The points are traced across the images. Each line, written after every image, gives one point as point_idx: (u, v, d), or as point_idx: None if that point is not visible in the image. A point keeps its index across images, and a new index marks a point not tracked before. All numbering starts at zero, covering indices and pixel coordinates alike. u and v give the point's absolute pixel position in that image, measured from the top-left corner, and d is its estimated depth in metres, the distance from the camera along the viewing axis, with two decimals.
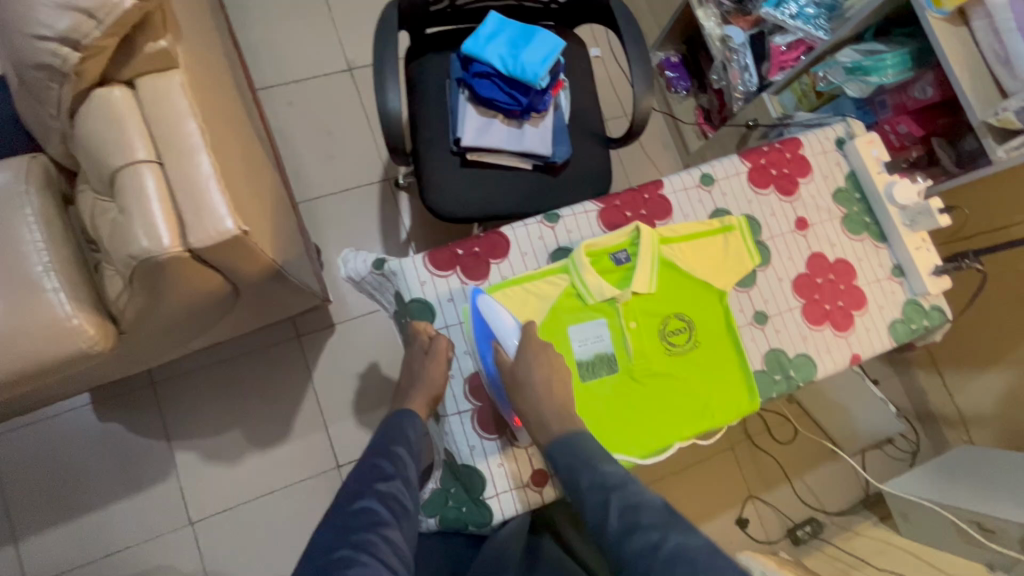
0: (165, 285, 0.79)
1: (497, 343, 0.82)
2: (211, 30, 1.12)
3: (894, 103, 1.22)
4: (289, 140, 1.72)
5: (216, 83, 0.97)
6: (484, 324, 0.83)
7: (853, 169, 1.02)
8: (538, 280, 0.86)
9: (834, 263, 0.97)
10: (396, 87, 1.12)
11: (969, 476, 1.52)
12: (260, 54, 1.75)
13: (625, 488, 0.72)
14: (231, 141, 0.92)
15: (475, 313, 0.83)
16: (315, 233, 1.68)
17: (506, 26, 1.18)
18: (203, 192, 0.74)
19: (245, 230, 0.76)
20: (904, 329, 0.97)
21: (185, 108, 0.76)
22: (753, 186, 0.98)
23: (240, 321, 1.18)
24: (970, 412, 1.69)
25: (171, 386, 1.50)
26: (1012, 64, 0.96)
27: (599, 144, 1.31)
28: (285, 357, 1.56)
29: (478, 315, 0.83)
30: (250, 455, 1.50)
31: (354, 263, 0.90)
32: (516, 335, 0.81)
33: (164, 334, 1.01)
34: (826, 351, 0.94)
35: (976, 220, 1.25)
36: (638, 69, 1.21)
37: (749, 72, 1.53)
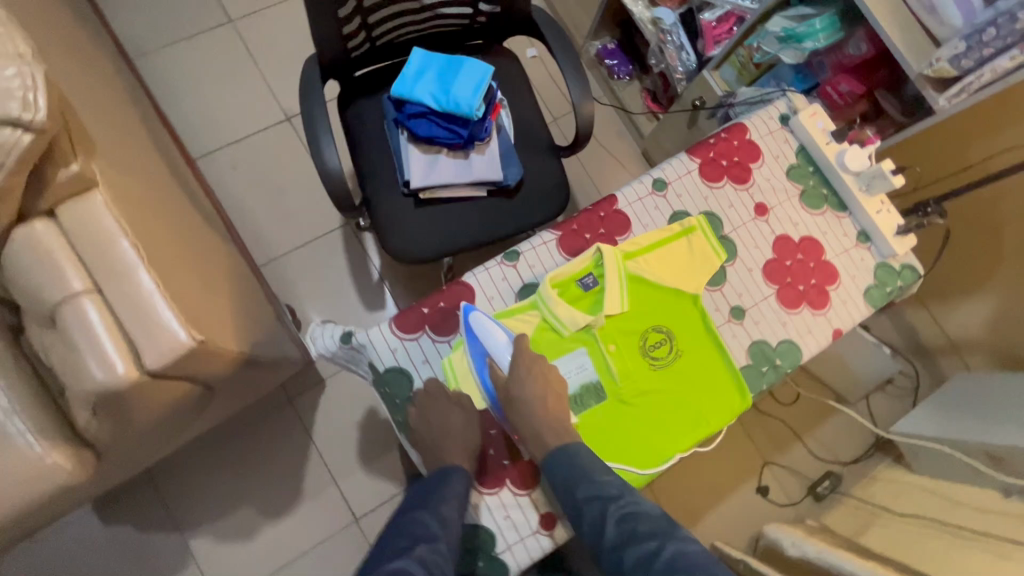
0: (131, 408, 0.77)
1: (491, 359, 0.82)
2: (130, 122, 1.08)
3: (832, 63, 1.21)
4: (240, 202, 1.68)
5: (145, 181, 0.94)
6: (476, 340, 0.82)
7: (802, 144, 1.01)
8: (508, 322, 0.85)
9: (800, 242, 0.97)
10: (331, 143, 1.09)
11: (971, 405, 1.55)
12: (193, 121, 1.71)
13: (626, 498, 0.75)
14: (173, 239, 0.89)
15: (468, 332, 0.82)
16: (285, 291, 1.65)
17: (433, 59, 1.16)
18: (151, 312, 0.71)
19: (201, 338, 0.73)
20: (880, 294, 0.97)
21: (115, 228, 0.73)
22: (706, 181, 0.96)
23: (225, 407, 1.16)
24: (962, 339, 1.71)
25: (172, 476, 1.47)
26: (937, 12, 0.94)
27: (549, 154, 1.29)
28: (281, 423, 1.54)
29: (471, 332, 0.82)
30: (264, 528, 1.48)
31: (322, 339, 0.88)
32: (508, 347, 0.82)
33: (147, 442, 1.00)
34: (808, 332, 0.94)
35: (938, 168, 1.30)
36: (573, 75, 1.18)
37: (686, 51, 1.51)
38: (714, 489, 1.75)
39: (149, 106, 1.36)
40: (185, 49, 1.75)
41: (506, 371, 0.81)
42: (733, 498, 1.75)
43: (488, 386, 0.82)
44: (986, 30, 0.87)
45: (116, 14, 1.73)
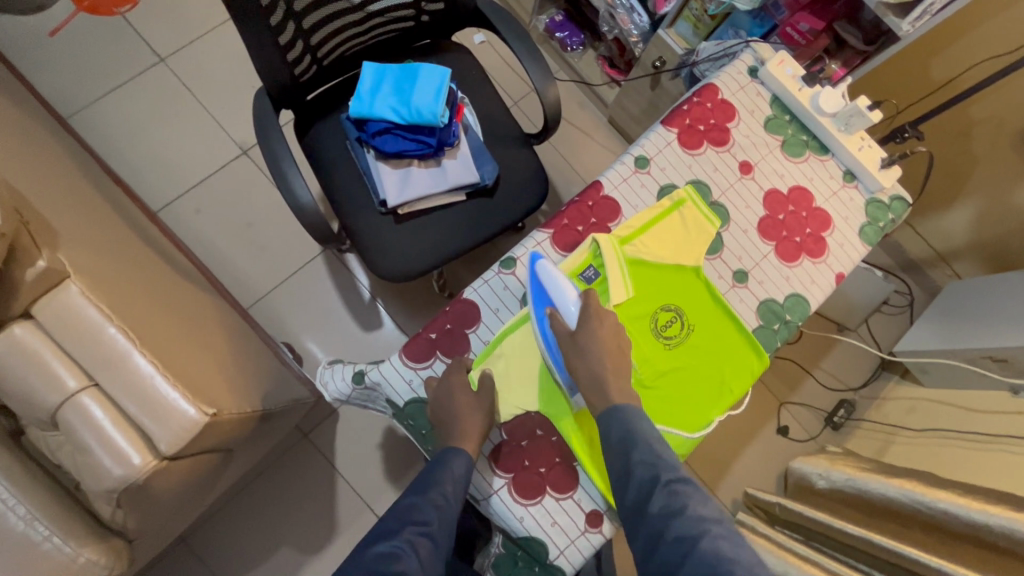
0: (155, 494, 0.75)
1: (554, 312, 0.81)
2: (81, 193, 1.02)
3: (787, 1, 1.17)
4: (213, 247, 1.63)
5: (114, 254, 0.89)
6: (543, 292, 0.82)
7: (775, 93, 0.99)
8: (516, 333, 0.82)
9: (790, 194, 0.96)
10: (299, 175, 1.04)
11: (968, 312, 1.58)
12: (146, 173, 1.63)
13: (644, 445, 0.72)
14: (159, 309, 0.85)
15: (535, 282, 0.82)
16: (279, 328, 1.62)
17: (385, 71, 1.11)
18: (156, 396, 0.68)
19: (213, 411, 0.71)
20: (874, 230, 0.98)
21: (100, 316, 0.69)
22: (687, 149, 0.95)
23: (246, 461, 1.14)
24: (947, 248, 1.75)
25: (204, 534, 1.45)
26: None
27: (521, 145, 1.26)
28: (303, 460, 1.52)
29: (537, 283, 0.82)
30: (308, 565, 1.48)
31: (334, 382, 0.86)
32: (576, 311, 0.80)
33: (174, 516, 0.98)
34: (811, 282, 0.94)
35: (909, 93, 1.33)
36: (531, 60, 1.14)
37: (637, 12, 1.48)
38: (737, 439, 1.78)
39: (95, 167, 1.29)
40: (121, 98, 1.66)
41: (572, 327, 0.80)
42: (756, 443, 1.79)
43: (546, 338, 0.80)
44: None
45: (38, 75, 1.63)
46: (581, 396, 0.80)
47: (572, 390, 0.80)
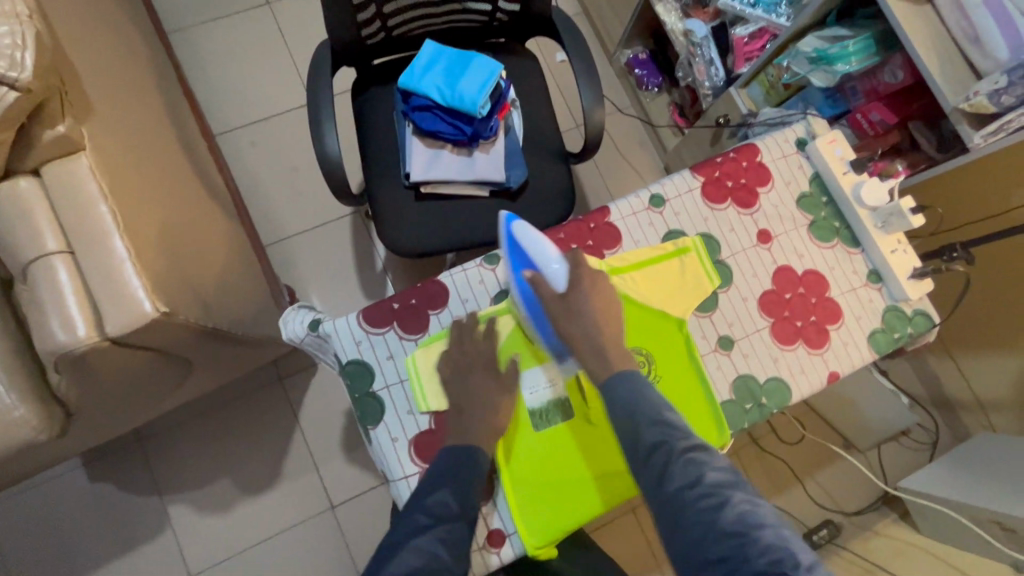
0: (96, 371, 0.78)
1: (534, 274, 0.79)
2: (140, 90, 1.09)
3: (865, 88, 1.13)
4: (256, 180, 1.71)
5: (143, 150, 0.95)
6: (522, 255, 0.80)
7: (817, 172, 0.95)
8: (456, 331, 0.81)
9: (803, 275, 0.91)
10: (333, 128, 1.08)
11: (989, 471, 1.42)
12: (221, 99, 1.74)
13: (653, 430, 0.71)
14: (159, 207, 0.89)
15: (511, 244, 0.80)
16: (289, 271, 1.67)
17: (444, 53, 1.14)
18: (119, 279, 0.71)
19: (166, 310, 0.73)
20: (886, 339, 0.90)
21: (97, 192, 0.73)
22: (707, 201, 0.91)
23: (205, 380, 1.17)
24: (987, 397, 1.58)
25: (158, 440, 1.49)
26: (982, 41, 0.88)
27: (558, 159, 1.26)
28: (270, 401, 1.54)
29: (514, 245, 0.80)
30: (241, 502, 1.49)
31: (293, 323, 0.87)
32: (562, 273, 0.79)
33: (122, 406, 1.02)
34: (800, 373, 0.88)
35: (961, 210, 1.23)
36: (585, 79, 1.14)
37: (715, 66, 1.45)
38: None
39: (168, 75, 1.38)
40: (221, 26, 1.78)
41: (559, 292, 0.78)
42: None
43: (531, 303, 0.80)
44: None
45: None
46: (571, 363, 0.82)
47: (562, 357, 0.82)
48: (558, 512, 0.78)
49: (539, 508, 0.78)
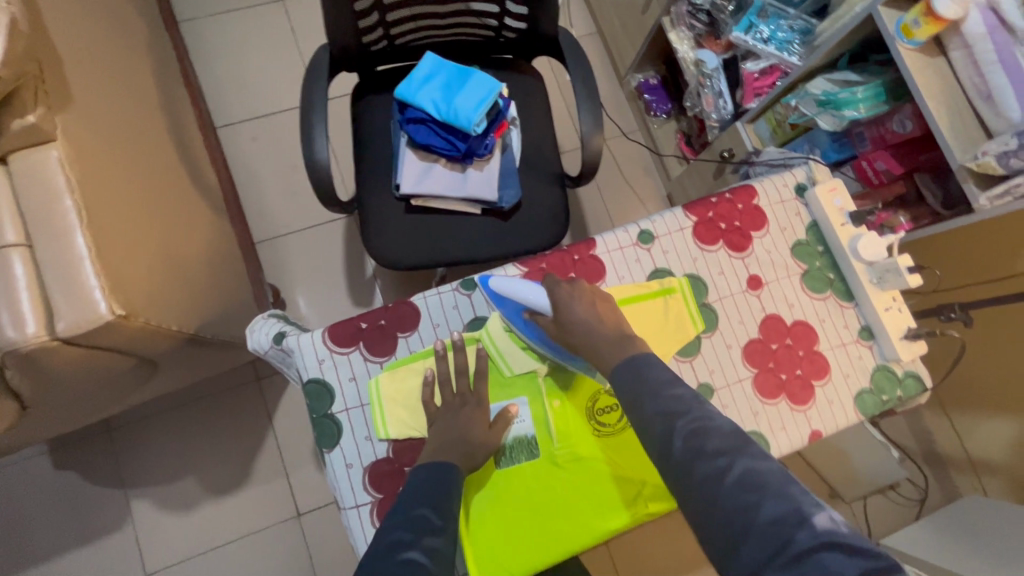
0: (49, 369, 0.75)
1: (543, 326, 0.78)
2: (133, 80, 1.07)
3: (872, 136, 1.09)
4: (253, 176, 1.69)
5: (126, 143, 0.93)
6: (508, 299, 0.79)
7: (815, 220, 0.92)
8: (424, 356, 0.78)
9: (792, 326, 0.87)
10: (324, 134, 1.06)
11: (978, 536, 1.36)
12: (225, 91, 1.73)
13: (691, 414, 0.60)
14: (133, 202, 0.87)
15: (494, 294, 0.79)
16: (277, 270, 1.64)
17: (443, 67, 1.12)
18: (77, 278, 0.69)
19: (122, 313, 0.71)
20: (873, 400, 0.87)
21: (63, 186, 0.71)
22: (699, 242, 0.88)
23: (172, 379, 1.14)
24: (980, 457, 1.52)
25: (128, 433, 1.46)
26: (995, 100, 0.86)
27: (555, 182, 1.23)
28: (244, 401, 1.51)
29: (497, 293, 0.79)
30: (205, 503, 1.46)
31: (258, 334, 0.84)
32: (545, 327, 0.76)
33: (83, 401, 0.99)
34: (780, 429, 0.84)
35: (960, 271, 1.20)
36: (586, 103, 1.11)
37: (724, 99, 1.43)
38: None
39: (169, 64, 1.36)
40: (232, 19, 1.77)
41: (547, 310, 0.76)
42: None
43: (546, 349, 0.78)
44: None
45: None
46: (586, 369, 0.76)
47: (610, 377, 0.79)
48: (513, 556, 0.75)
49: (495, 551, 0.75)
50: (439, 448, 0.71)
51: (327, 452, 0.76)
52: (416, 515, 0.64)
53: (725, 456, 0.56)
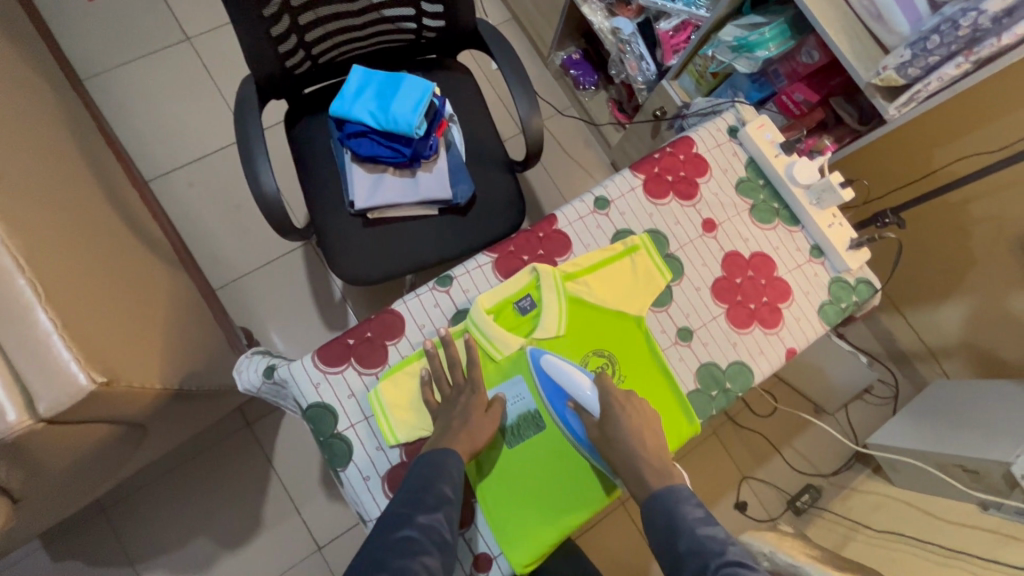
0: (38, 453, 0.73)
1: (578, 404, 0.79)
2: (53, 146, 1.03)
3: (786, 71, 1.17)
4: (198, 223, 1.64)
5: (62, 211, 0.90)
6: (553, 384, 0.79)
7: (751, 156, 0.98)
8: (415, 359, 0.79)
9: (750, 259, 0.93)
10: (267, 164, 1.04)
11: (948, 415, 1.50)
12: (149, 142, 1.67)
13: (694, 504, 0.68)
14: (86, 270, 0.84)
15: (541, 376, 0.80)
16: (244, 312, 1.61)
17: (372, 76, 1.12)
18: (49, 355, 0.67)
19: (104, 380, 0.69)
20: (834, 310, 0.94)
21: (12, 266, 0.69)
22: (651, 197, 0.93)
23: (166, 440, 1.13)
24: (937, 345, 1.67)
25: (126, 507, 1.41)
26: (884, 18, 0.93)
27: (504, 169, 1.26)
28: (239, 449, 1.48)
29: (545, 377, 0.79)
30: (222, 559, 1.43)
31: (247, 372, 0.83)
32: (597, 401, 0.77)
33: (76, 482, 0.95)
34: (759, 353, 0.90)
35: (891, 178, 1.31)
36: (518, 88, 1.14)
37: (645, 61, 1.48)
38: None
39: (84, 125, 1.30)
40: (142, 67, 1.71)
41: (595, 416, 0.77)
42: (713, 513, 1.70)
43: (572, 427, 0.79)
44: (930, 37, 0.83)
45: (67, 33, 1.67)
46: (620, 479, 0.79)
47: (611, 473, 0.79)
48: (536, 526, 0.78)
49: (520, 524, 0.78)
50: (439, 440, 0.74)
51: (343, 472, 0.77)
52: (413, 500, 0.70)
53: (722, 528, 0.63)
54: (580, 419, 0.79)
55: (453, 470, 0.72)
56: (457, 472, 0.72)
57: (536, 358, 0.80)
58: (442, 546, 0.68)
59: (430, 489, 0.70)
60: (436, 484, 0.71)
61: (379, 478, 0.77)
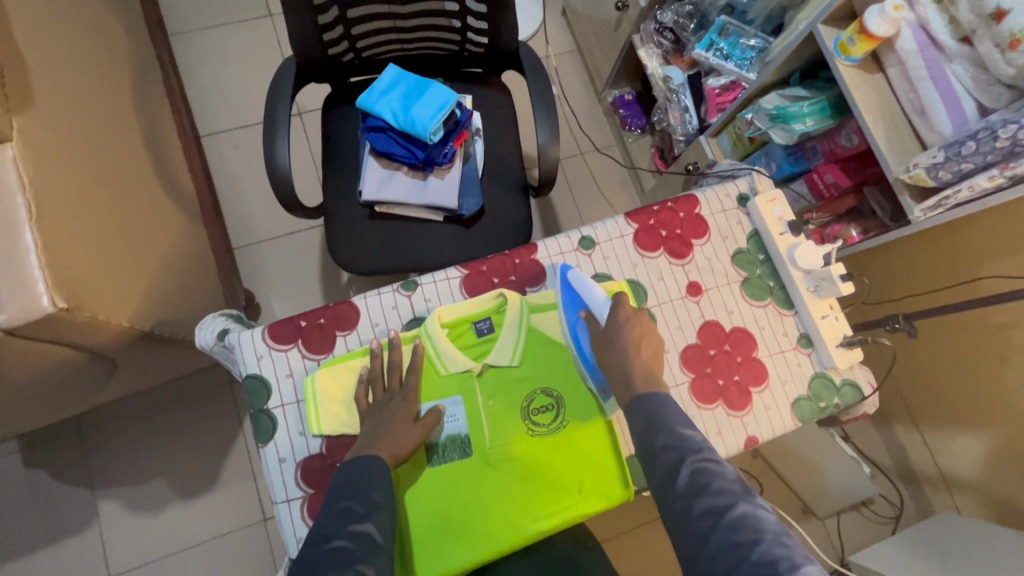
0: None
1: (588, 314, 0.81)
2: (104, 85, 1.11)
3: (824, 149, 1.12)
4: (234, 183, 1.73)
5: (92, 147, 0.97)
6: (575, 296, 0.82)
7: (756, 229, 0.93)
8: (357, 360, 0.79)
9: (730, 333, 0.88)
10: (286, 141, 1.09)
11: (943, 554, 1.36)
12: (211, 102, 1.78)
13: (699, 450, 0.64)
14: (91, 202, 0.89)
15: (565, 288, 0.83)
16: (253, 275, 1.67)
17: (404, 78, 1.15)
18: (22, 271, 0.71)
19: (65, 306, 0.73)
20: (811, 408, 0.87)
21: (15, 183, 0.74)
22: (639, 249, 0.90)
23: (140, 378, 1.17)
24: (953, 475, 1.52)
25: (100, 432, 1.48)
26: (927, 114, 0.88)
27: (518, 192, 1.26)
28: (217, 403, 1.53)
29: (568, 287, 0.82)
30: (174, 505, 1.46)
31: (205, 331, 0.86)
32: (608, 307, 0.79)
33: (44, 395, 1.01)
34: (717, 434, 0.84)
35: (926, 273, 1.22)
36: (544, 115, 1.14)
37: (689, 114, 1.46)
38: None
39: (148, 73, 1.40)
40: (221, 34, 1.83)
41: (603, 323, 0.79)
42: None
43: (580, 340, 0.80)
44: (966, 142, 0.78)
45: None
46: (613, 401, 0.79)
47: (605, 394, 0.80)
48: (438, 552, 0.76)
49: (424, 545, 0.76)
50: (363, 442, 0.73)
51: (263, 448, 0.78)
52: (341, 508, 0.68)
53: (727, 496, 0.59)
54: (587, 328, 0.81)
55: (383, 479, 0.70)
56: (385, 480, 0.70)
57: (564, 272, 0.83)
58: (376, 553, 0.65)
59: (359, 495, 0.69)
60: (366, 490, 0.69)
61: (294, 464, 0.77)
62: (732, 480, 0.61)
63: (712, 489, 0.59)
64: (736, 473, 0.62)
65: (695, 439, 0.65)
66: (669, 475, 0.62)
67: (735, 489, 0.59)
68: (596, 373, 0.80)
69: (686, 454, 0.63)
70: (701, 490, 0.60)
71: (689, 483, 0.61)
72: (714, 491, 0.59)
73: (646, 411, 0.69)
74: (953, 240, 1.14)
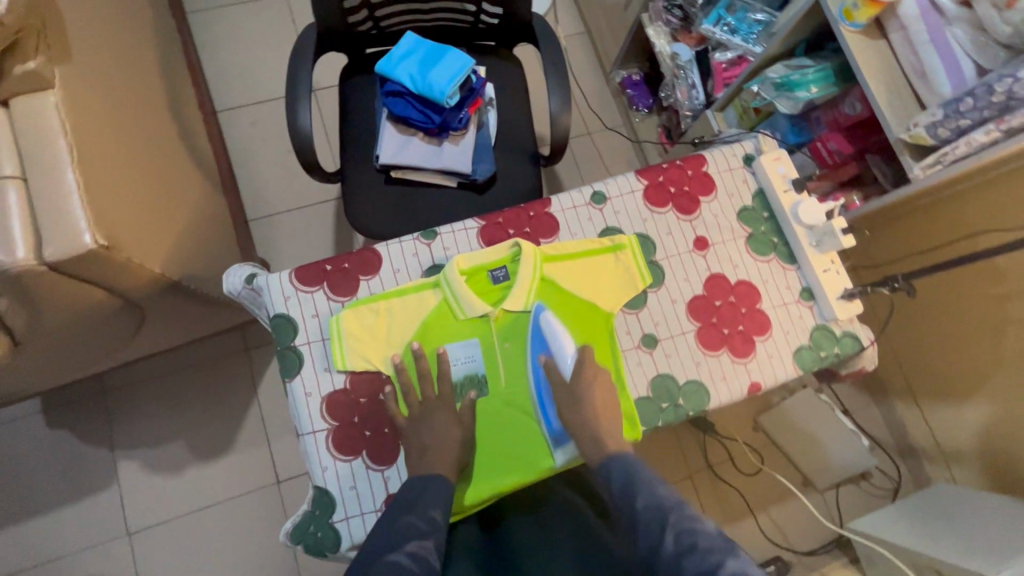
0: (38, 297, 0.81)
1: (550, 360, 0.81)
2: (131, 50, 1.15)
3: (828, 119, 1.16)
4: (250, 158, 1.77)
5: (123, 105, 1.00)
6: (541, 341, 0.83)
7: (761, 187, 0.97)
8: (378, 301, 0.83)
9: (735, 285, 0.92)
10: (308, 105, 1.13)
11: (939, 520, 1.40)
12: (227, 78, 1.82)
13: (681, 510, 0.63)
14: (124, 156, 0.93)
15: (535, 331, 0.83)
16: (269, 247, 1.71)
17: (421, 45, 1.19)
18: (65, 209, 0.75)
19: (105, 245, 0.77)
20: (812, 356, 0.91)
21: (58, 127, 0.77)
22: (649, 204, 0.94)
23: (164, 335, 1.22)
24: (950, 448, 1.56)
25: (121, 394, 1.52)
26: (928, 77, 0.91)
27: (530, 161, 1.30)
28: (233, 369, 1.57)
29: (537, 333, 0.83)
30: (192, 466, 1.51)
31: (232, 277, 0.90)
32: (572, 360, 0.80)
33: (76, 345, 1.05)
34: (721, 379, 0.88)
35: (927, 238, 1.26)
36: (557, 84, 1.18)
37: (696, 90, 1.50)
38: None
39: (169, 44, 1.44)
40: (238, 13, 1.87)
41: (565, 380, 0.79)
42: None
43: (542, 388, 0.82)
44: (963, 98, 0.83)
45: None
46: (566, 450, 0.80)
47: (559, 442, 0.81)
48: None
49: None
50: None
51: (289, 383, 0.82)
52: None
53: (714, 554, 0.57)
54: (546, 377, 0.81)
55: None
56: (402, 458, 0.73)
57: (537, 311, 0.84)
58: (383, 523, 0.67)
59: None
60: None
61: (320, 397, 0.81)
62: (714, 537, 0.59)
63: (700, 549, 0.58)
64: (717, 528, 0.61)
65: (674, 497, 0.65)
66: (657, 540, 0.61)
67: (719, 546, 0.58)
68: (550, 425, 0.81)
69: (666, 514, 0.63)
70: (688, 551, 0.58)
71: (676, 546, 0.59)
72: (703, 552, 0.57)
73: (623, 470, 0.70)
74: (954, 205, 1.17)
